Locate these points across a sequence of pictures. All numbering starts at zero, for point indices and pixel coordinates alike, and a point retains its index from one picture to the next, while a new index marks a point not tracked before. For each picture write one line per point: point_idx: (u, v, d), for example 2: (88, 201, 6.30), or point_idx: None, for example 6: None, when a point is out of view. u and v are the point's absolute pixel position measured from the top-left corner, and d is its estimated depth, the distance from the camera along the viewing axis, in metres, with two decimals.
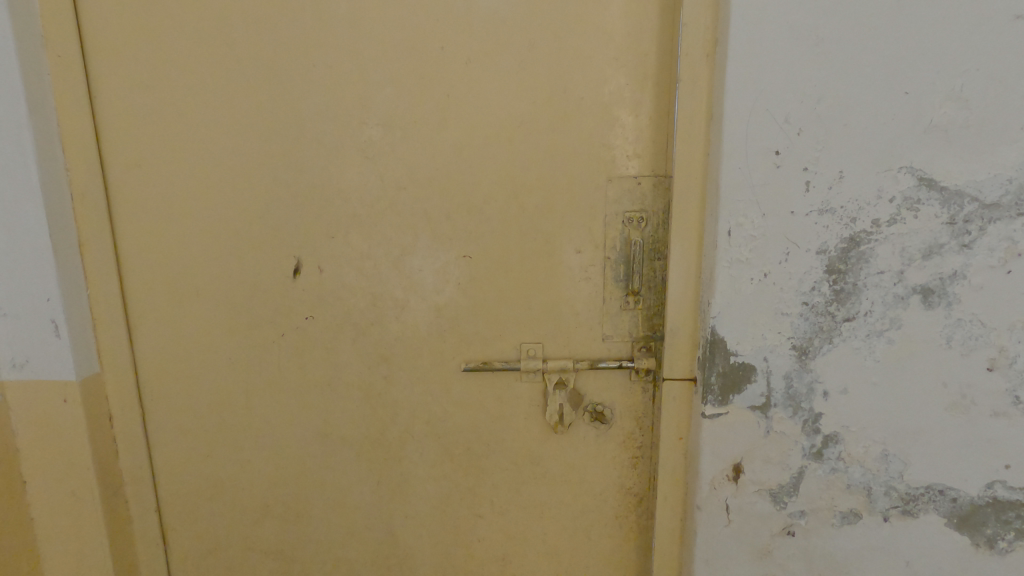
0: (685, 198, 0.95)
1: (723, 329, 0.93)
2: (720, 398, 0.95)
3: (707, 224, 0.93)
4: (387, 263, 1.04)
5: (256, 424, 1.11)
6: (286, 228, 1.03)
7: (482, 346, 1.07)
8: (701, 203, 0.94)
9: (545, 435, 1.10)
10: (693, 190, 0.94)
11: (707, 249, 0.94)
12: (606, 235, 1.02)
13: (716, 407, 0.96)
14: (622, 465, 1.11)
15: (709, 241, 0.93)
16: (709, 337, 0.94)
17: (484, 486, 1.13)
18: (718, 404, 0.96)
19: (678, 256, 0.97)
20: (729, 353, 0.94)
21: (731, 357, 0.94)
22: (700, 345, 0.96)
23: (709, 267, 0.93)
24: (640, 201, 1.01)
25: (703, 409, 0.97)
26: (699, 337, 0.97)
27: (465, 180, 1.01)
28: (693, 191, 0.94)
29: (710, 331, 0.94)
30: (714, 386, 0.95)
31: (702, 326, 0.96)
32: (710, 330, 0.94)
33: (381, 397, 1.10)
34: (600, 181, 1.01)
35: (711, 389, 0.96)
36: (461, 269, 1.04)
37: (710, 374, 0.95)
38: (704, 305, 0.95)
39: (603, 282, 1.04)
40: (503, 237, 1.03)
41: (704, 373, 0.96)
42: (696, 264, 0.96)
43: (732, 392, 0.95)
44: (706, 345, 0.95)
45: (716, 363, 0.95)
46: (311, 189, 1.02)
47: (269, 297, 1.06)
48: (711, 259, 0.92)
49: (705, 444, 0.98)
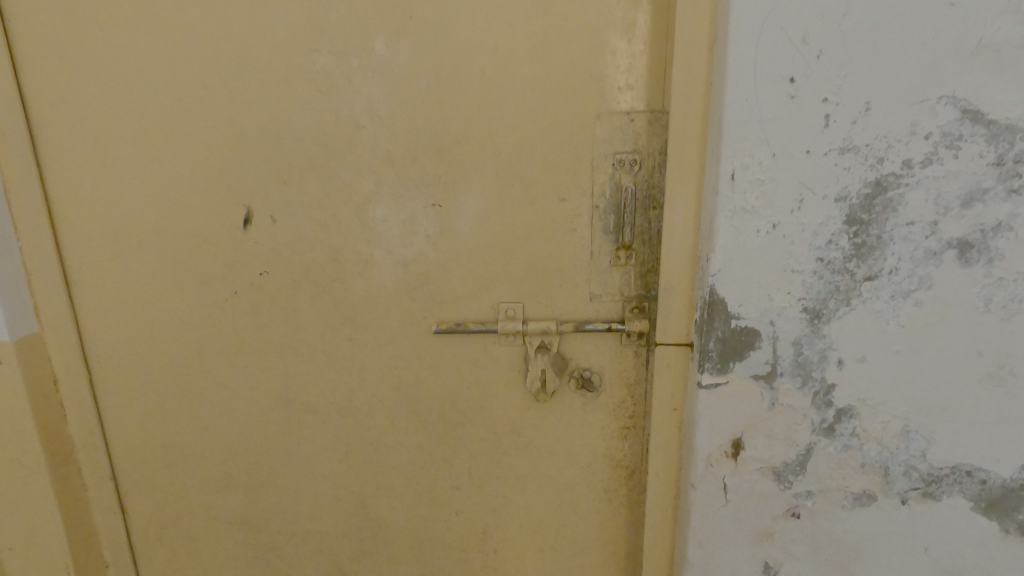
0: (684, 136, 0.82)
1: (724, 289, 0.81)
2: (719, 367, 0.84)
3: (707, 167, 0.80)
4: (349, 212, 0.93)
5: (213, 389, 1.02)
6: (234, 172, 0.92)
7: (456, 305, 0.96)
8: (702, 142, 0.81)
9: (527, 403, 1.01)
10: (692, 127, 0.81)
11: (707, 197, 0.81)
12: (594, 180, 0.90)
13: (714, 376, 0.84)
14: (612, 436, 1.02)
15: (709, 186, 0.80)
16: (708, 298, 0.82)
17: (461, 456, 1.04)
18: (716, 372, 0.84)
19: (674, 204, 0.84)
20: (730, 316, 0.82)
21: (732, 321, 0.82)
22: (698, 307, 0.84)
23: (709, 216, 0.80)
24: (633, 141, 0.88)
25: (699, 378, 0.85)
26: (696, 297, 0.85)
27: (434, 117, 0.89)
28: (692, 127, 0.81)
29: (709, 291, 0.81)
30: (712, 353, 0.83)
31: (700, 285, 0.83)
32: (709, 289, 0.81)
33: (346, 361, 1.00)
34: (587, 118, 0.88)
35: (708, 356, 0.84)
36: (432, 220, 0.93)
37: (707, 340, 0.83)
38: (702, 260, 0.83)
39: (590, 234, 0.92)
40: (476, 183, 0.91)
41: (701, 338, 0.84)
42: (694, 213, 0.84)
43: (732, 359, 0.83)
44: (704, 307, 0.83)
45: (715, 327, 0.82)
46: (260, 129, 0.90)
47: (220, 251, 0.95)
48: (712, 207, 0.79)
49: (701, 417, 0.87)
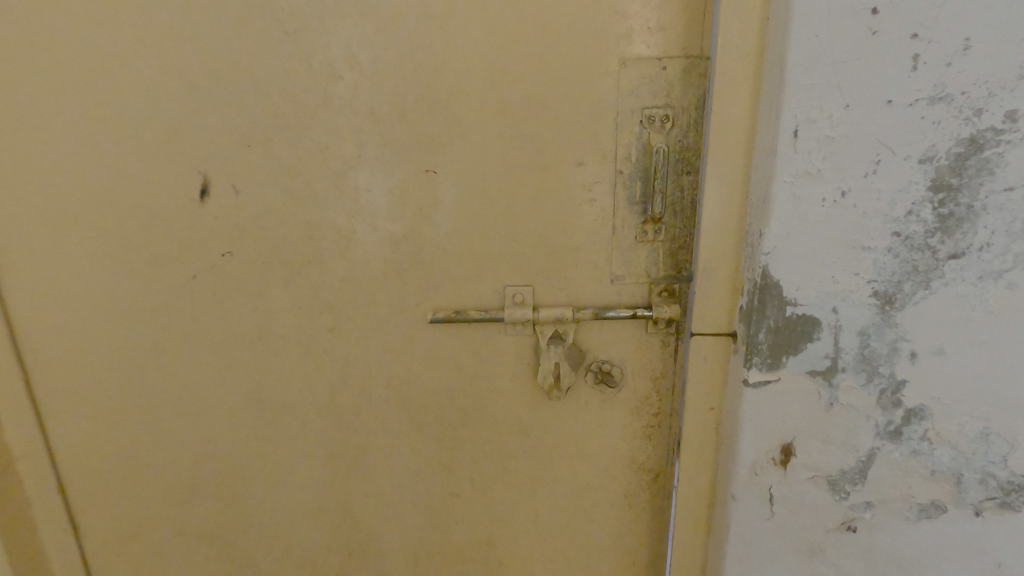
0: (733, 84, 0.67)
1: (778, 271, 0.67)
2: (769, 362, 0.71)
3: (762, 122, 0.66)
4: (325, 180, 0.78)
5: (173, 388, 0.88)
6: (187, 133, 0.76)
7: (454, 289, 0.82)
8: (756, 90, 0.66)
9: (537, 400, 0.87)
10: (744, 74, 0.66)
11: (759, 159, 0.67)
12: (618, 141, 0.75)
13: (763, 373, 0.71)
14: (634, 435, 0.89)
15: (764, 146, 0.66)
16: (758, 281, 0.69)
17: (462, 461, 0.91)
18: (766, 368, 0.71)
19: (718, 168, 0.70)
20: (785, 302, 0.68)
21: (787, 308, 0.68)
22: (746, 291, 0.71)
23: (763, 183, 0.66)
24: (665, 93, 0.74)
25: (745, 374, 0.72)
26: (743, 280, 0.71)
27: (427, 63, 0.73)
28: (744, 72, 0.66)
29: (761, 273, 0.68)
30: (761, 346, 0.70)
31: (749, 265, 0.70)
32: (760, 271, 0.68)
33: (327, 356, 0.86)
34: (610, 63, 0.73)
35: (757, 350, 0.71)
36: (424, 188, 0.78)
37: (756, 331, 0.70)
38: (751, 236, 0.69)
39: (613, 205, 0.78)
40: (477, 144, 0.76)
41: (750, 328, 0.71)
42: (742, 178, 0.70)
43: (785, 353, 0.70)
44: (753, 291, 0.70)
45: (766, 316, 0.69)
46: (215, 79, 0.74)
47: (173, 228, 0.80)
48: (766, 171, 0.65)
49: (746, 419, 0.74)
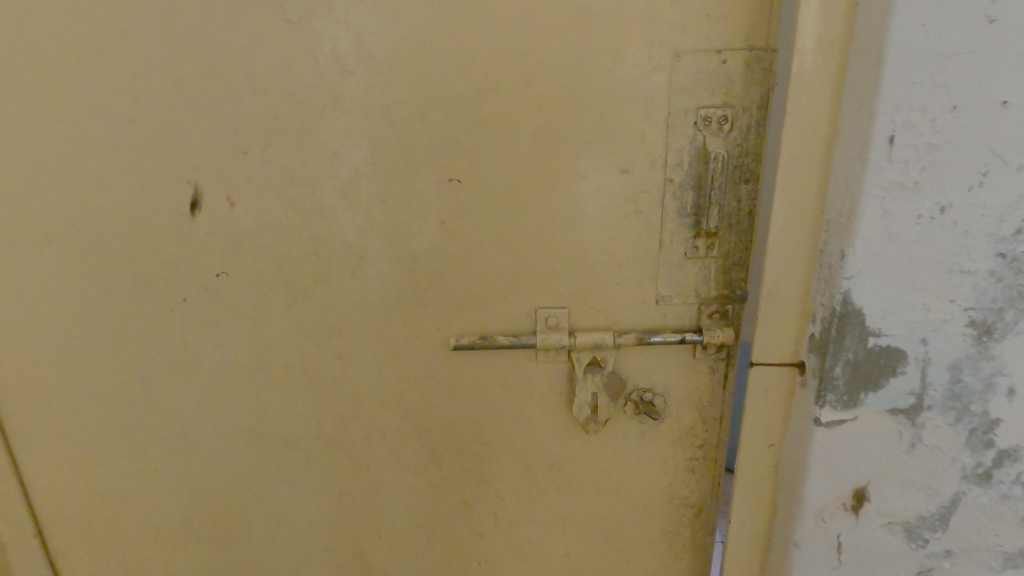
0: (811, 80, 0.57)
1: (861, 297, 0.58)
2: (845, 400, 0.62)
3: (845, 126, 0.56)
4: (332, 190, 0.68)
5: (161, 422, 0.78)
6: (173, 137, 0.66)
7: (479, 312, 0.73)
8: (838, 89, 0.57)
9: (570, 432, 0.79)
10: (824, 70, 0.57)
11: (841, 168, 0.58)
12: (669, 145, 0.66)
13: (838, 412, 0.63)
14: (677, 468, 0.81)
15: (848, 154, 0.56)
16: (837, 309, 0.60)
17: (486, 497, 0.82)
18: (841, 406, 0.62)
19: (789, 179, 0.61)
20: (868, 332, 0.59)
21: (869, 339, 0.59)
22: (820, 318, 0.62)
23: (846, 197, 0.57)
24: (724, 90, 0.64)
25: (817, 412, 0.64)
26: (815, 306, 0.62)
27: (450, 56, 0.63)
28: (825, 67, 0.57)
29: (841, 300, 0.59)
30: (838, 381, 0.62)
31: (824, 289, 0.61)
32: (840, 298, 0.59)
33: (336, 385, 0.76)
34: (662, 56, 0.63)
35: (831, 386, 0.62)
36: (446, 199, 0.68)
37: (832, 365, 0.61)
38: (828, 257, 0.60)
39: (661, 217, 0.69)
40: (508, 149, 0.66)
41: (824, 361, 0.62)
42: (818, 190, 0.60)
43: (864, 389, 0.61)
44: (829, 320, 0.61)
45: (844, 348, 0.60)
46: (204, 75, 0.64)
47: (158, 246, 0.70)
48: (851, 184, 0.56)
49: (815, 462, 0.66)
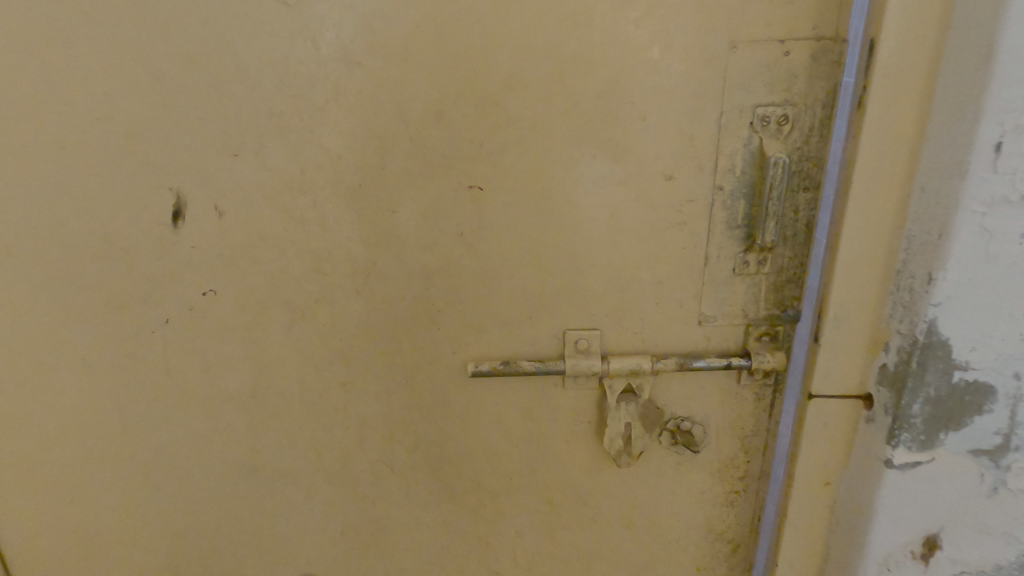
0: (898, 75, 0.49)
1: (948, 326, 0.50)
2: (922, 440, 0.55)
3: (935, 130, 0.49)
4: (336, 198, 0.59)
5: (141, 455, 0.70)
6: (150, 137, 0.57)
7: (501, 333, 0.65)
8: (928, 86, 0.49)
9: (599, 464, 0.71)
10: (914, 63, 0.49)
11: (930, 177, 0.49)
12: (720, 148, 0.58)
13: (913, 453, 0.55)
14: (714, 503, 0.73)
15: (939, 162, 0.48)
16: (919, 339, 0.51)
17: (504, 534, 0.74)
18: (917, 447, 0.55)
19: (865, 189, 0.52)
20: (953, 365, 0.52)
21: (954, 372, 0.52)
22: (895, 348, 0.54)
23: (935, 212, 0.49)
24: (786, 86, 0.56)
25: (888, 454, 0.56)
26: (889, 333, 0.55)
27: (473, 44, 0.54)
28: (915, 60, 0.49)
29: (925, 330, 0.51)
30: (915, 419, 0.54)
31: (903, 315, 0.53)
32: (925, 327, 0.51)
33: (338, 415, 0.68)
34: (716, 47, 0.55)
35: (907, 425, 0.54)
36: (466, 208, 0.60)
37: (910, 402, 0.53)
38: (908, 279, 0.52)
39: (708, 229, 0.61)
40: (538, 151, 0.58)
41: (900, 398, 0.54)
42: (898, 202, 0.52)
43: (944, 427, 0.54)
44: (909, 352, 0.53)
45: (925, 384, 0.53)
46: (186, 65, 0.55)
47: (135, 261, 0.61)
48: (944, 198, 0.48)
49: (883, 508, 0.57)
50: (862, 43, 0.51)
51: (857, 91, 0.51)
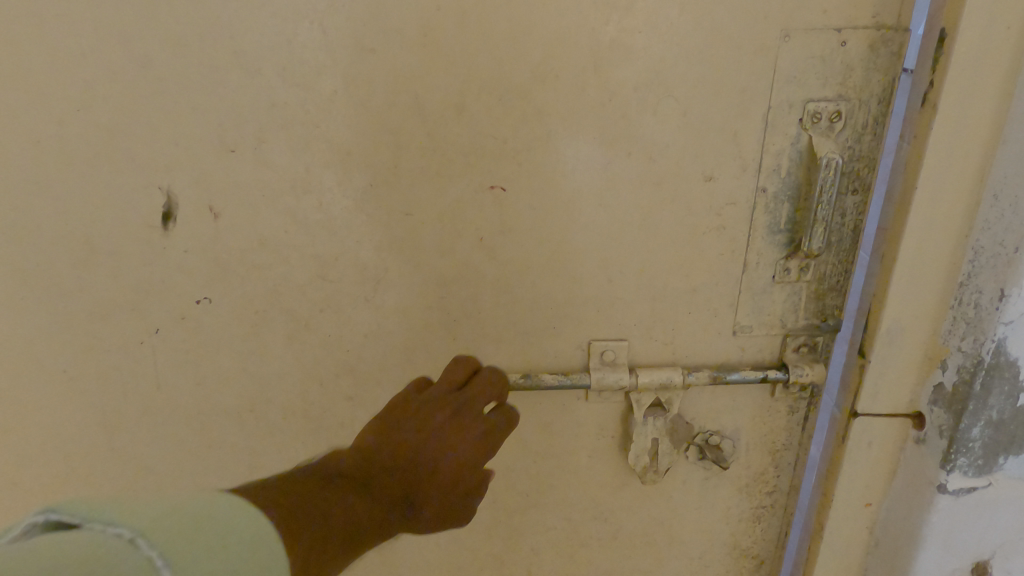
0: (975, 71, 0.45)
1: (1018, 347, 0.47)
2: (980, 464, 0.51)
3: (1016, 133, 0.45)
4: (345, 199, 0.54)
5: (126, 477, 0.64)
6: (136, 129, 0.51)
7: (521, 344, 0.60)
8: (1007, 83, 0.45)
9: (622, 480, 0.67)
10: (992, 59, 0.44)
11: (1003, 188, 0.46)
12: (766, 147, 0.53)
13: (969, 478, 0.52)
14: (740, 519, 0.70)
15: (1019, 169, 0.45)
16: (985, 360, 0.48)
17: (519, 551, 0.71)
18: (973, 472, 0.52)
19: (931, 195, 0.48)
20: (1019, 388, 0.48)
21: (1020, 396, 0.49)
22: (954, 368, 0.50)
23: (1010, 224, 0.45)
24: (841, 79, 0.51)
25: (942, 480, 0.52)
26: (947, 350, 0.51)
27: (500, 30, 0.49)
28: (994, 55, 0.44)
29: (993, 350, 0.47)
30: (975, 444, 0.50)
31: (965, 333, 0.49)
32: (992, 348, 0.47)
33: (343, 432, 0.63)
34: (768, 35, 0.50)
35: (964, 450, 0.51)
36: (487, 211, 0.55)
37: (970, 426, 0.50)
38: (974, 294, 0.49)
39: (748, 234, 0.56)
40: (567, 149, 0.53)
41: (959, 421, 0.50)
42: (963, 210, 0.48)
43: (1003, 452, 0.51)
44: (971, 372, 0.49)
45: (987, 407, 0.49)
46: (176, 50, 0.49)
47: (120, 266, 0.56)
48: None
49: (933, 536, 0.54)
50: (931, 33, 0.46)
51: (924, 87, 0.46)
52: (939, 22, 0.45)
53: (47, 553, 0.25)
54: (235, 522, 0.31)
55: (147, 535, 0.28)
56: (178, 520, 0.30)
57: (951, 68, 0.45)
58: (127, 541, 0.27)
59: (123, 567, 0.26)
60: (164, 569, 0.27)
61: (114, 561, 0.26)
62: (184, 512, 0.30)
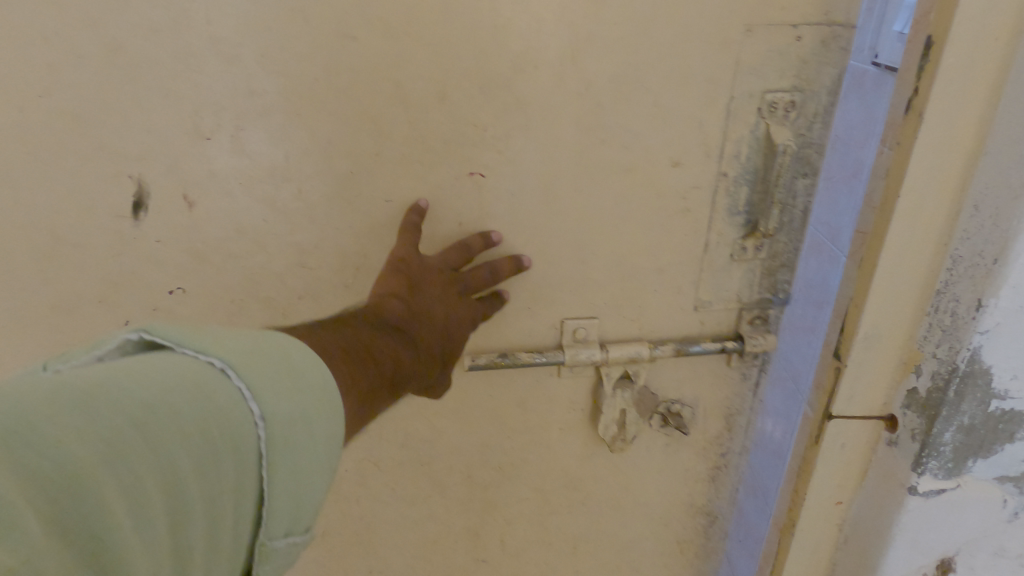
0: (962, 83, 0.44)
1: (992, 353, 0.46)
2: (950, 467, 0.50)
3: (1000, 141, 0.44)
4: (325, 187, 0.54)
5: None
6: (104, 119, 0.49)
7: (499, 327, 0.62)
8: (993, 93, 0.44)
9: (591, 450, 0.71)
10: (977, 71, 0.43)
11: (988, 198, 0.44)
12: (728, 135, 0.57)
13: (939, 481, 0.51)
14: (698, 479, 0.76)
15: (999, 176, 0.44)
16: (960, 366, 0.47)
17: (493, 523, 0.74)
18: (943, 474, 0.51)
19: (913, 208, 0.47)
20: (992, 393, 0.47)
21: (992, 400, 0.48)
22: (931, 373, 0.49)
23: (988, 235, 0.44)
24: (795, 72, 0.55)
25: (911, 479, 0.51)
26: (923, 355, 0.50)
27: (482, 21, 0.50)
28: (982, 67, 0.43)
29: (967, 358, 0.46)
30: (947, 449, 0.49)
31: (943, 337, 0.48)
32: (967, 356, 0.46)
33: None
34: (732, 30, 0.53)
35: (936, 454, 0.50)
36: (466, 196, 0.56)
37: (943, 431, 0.49)
38: (951, 302, 0.48)
39: (710, 214, 0.60)
40: (544, 136, 0.55)
41: (932, 427, 0.49)
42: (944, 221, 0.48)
43: (974, 455, 0.50)
44: (945, 379, 0.48)
45: (959, 412, 0.48)
46: (149, 36, 0.48)
47: (87, 259, 0.54)
48: (1003, 221, 0.43)
49: (902, 536, 0.53)
50: (916, 38, 0.45)
51: (908, 94, 0.46)
52: (924, 27, 0.45)
53: (155, 378, 0.27)
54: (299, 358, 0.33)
55: (237, 367, 0.30)
56: (257, 355, 0.31)
57: (936, 81, 0.44)
58: (218, 370, 0.29)
59: (218, 394, 0.28)
60: (251, 399, 0.29)
61: (208, 390, 0.28)
62: (258, 346, 0.32)
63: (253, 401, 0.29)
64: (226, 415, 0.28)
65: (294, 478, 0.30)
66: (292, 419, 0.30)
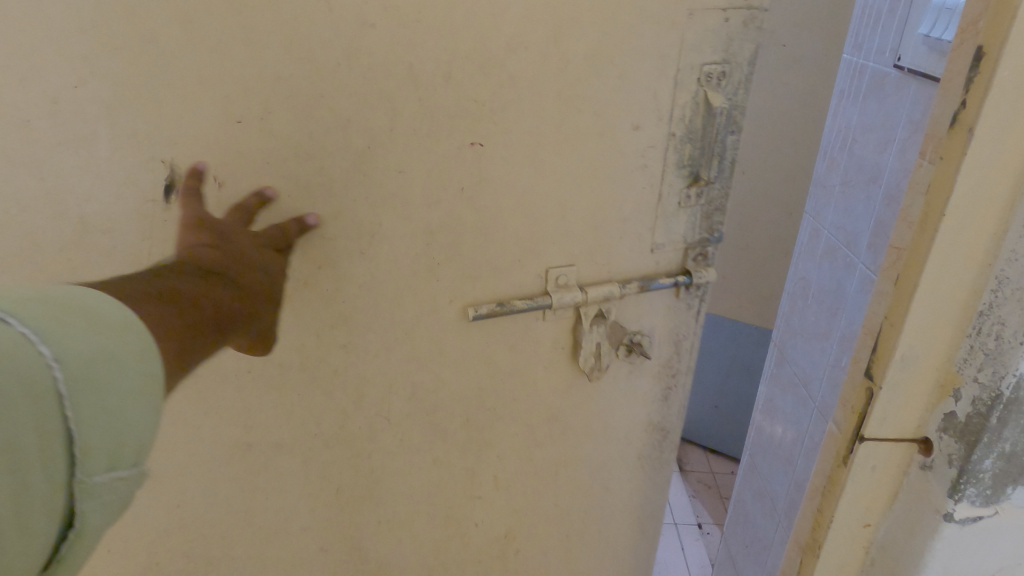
0: (1014, 100, 0.41)
1: None
2: (988, 494, 0.48)
3: None
4: (344, 161, 0.59)
5: None
6: (138, 106, 0.52)
7: (493, 280, 0.71)
8: None
9: (570, 384, 0.81)
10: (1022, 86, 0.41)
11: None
12: (675, 101, 0.69)
13: (976, 507, 0.48)
14: (655, 400, 0.89)
15: None
16: (1003, 393, 0.44)
17: (487, 462, 0.82)
18: (981, 501, 0.48)
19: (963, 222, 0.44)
20: None
21: None
22: (972, 400, 0.47)
23: None
24: (724, 48, 0.68)
25: (949, 506, 0.49)
26: (962, 379, 0.47)
27: (482, 8, 0.58)
28: None
29: (1012, 385, 0.44)
30: (985, 478, 0.47)
31: (983, 361, 0.46)
32: (1012, 382, 0.44)
33: (339, 376, 0.69)
34: (677, 14, 0.64)
35: (975, 480, 0.47)
36: (467, 165, 0.64)
37: (982, 457, 0.46)
38: (995, 326, 0.45)
39: (662, 170, 0.72)
40: (532, 109, 0.63)
41: (972, 456, 0.47)
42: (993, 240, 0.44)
43: (1014, 483, 0.48)
44: (988, 405, 0.45)
45: (1001, 439, 0.46)
46: (182, 26, 0.51)
47: (120, 241, 0.57)
48: None
49: (934, 561, 0.50)
50: (963, 48, 0.44)
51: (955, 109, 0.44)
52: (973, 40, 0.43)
53: None
54: (90, 315, 0.40)
55: (15, 314, 0.36)
56: (36, 306, 0.37)
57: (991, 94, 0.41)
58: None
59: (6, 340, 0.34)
60: (39, 342, 0.36)
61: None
62: (32, 300, 0.38)
63: (40, 343, 0.36)
64: (19, 356, 0.34)
65: (88, 412, 0.38)
66: (77, 358, 0.37)
